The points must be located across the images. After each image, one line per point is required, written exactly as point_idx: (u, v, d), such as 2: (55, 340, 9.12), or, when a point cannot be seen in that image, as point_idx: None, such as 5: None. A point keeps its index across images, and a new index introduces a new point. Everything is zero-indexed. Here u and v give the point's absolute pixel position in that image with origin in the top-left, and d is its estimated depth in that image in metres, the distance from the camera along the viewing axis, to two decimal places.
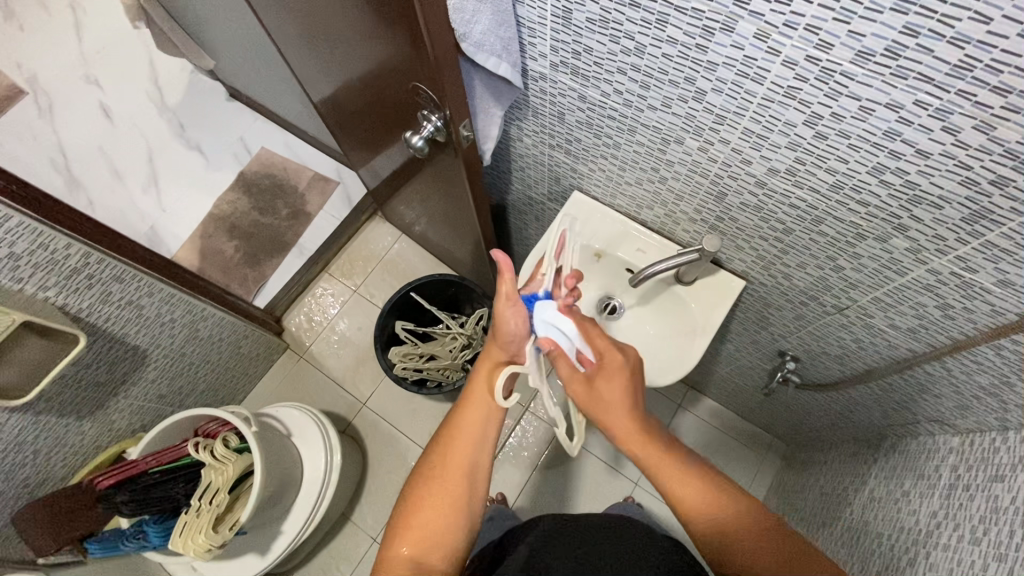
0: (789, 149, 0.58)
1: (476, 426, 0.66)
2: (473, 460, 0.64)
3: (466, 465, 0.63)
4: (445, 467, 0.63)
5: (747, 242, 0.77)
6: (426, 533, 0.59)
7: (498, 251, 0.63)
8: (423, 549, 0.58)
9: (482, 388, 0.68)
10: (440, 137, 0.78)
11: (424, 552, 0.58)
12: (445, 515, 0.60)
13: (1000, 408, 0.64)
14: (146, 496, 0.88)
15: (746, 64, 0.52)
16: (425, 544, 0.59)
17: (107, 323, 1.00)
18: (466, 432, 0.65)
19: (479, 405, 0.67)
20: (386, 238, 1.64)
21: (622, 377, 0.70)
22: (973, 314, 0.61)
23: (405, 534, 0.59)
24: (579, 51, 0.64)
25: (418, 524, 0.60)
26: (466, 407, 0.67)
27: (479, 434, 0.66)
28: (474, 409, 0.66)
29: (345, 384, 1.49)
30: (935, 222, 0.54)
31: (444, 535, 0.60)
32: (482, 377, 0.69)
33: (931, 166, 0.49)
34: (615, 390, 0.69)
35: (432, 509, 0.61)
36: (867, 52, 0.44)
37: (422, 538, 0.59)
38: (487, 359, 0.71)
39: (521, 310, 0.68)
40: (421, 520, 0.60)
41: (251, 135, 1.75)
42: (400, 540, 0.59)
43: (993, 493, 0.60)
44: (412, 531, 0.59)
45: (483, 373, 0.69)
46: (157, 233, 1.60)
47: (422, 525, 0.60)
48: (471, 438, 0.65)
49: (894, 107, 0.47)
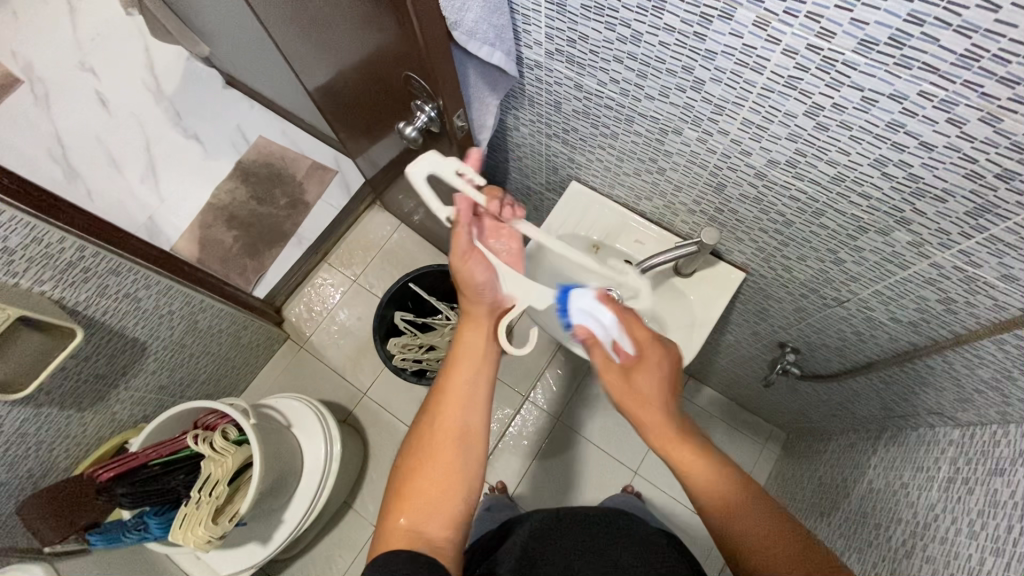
0: (789, 141, 0.56)
1: (464, 387, 0.66)
2: (465, 420, 0.64)
3: (458, 427, 0.63)
4: (437, 432, 0.63)
5: (747, 234, 0.75)
6: (424, 501, 0.58)
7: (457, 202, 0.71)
8: (423, 518, 0.57)
9: (467, 349, 0.69)
10: (434, 127, 0.77)
11: (424, 521, 0.57)
12: (442, 480, 0.59)
13: (1001, 402, 0.63)
14: (145, 488, 0.88)
15: (745, 52, 0.50)
16: (423, 512, 0.57)
17: (105, 316, 1.00)
18: (453, 394, 0.65)
19: (465, 366, 0.67)
20: (385, 227, 1.63)
21: (660, 368, 0.66)
22: (976, 309, 0.59)
23: (403, 504, 0.58)
24: (575, 39, 0.62)
25: (415, 493, 0.58)
26: (450, 370, 0.67)
27: (467, 394, 0.65)
28: (461, 371, 0.67)
29: (345, 373, 1.50)
30: (938, 216, 0.53)
31: (441, 502, 0.58)
32: (466, 339, 0.70)
33: (935, 158, 0.48)
34: (652, 382, 0.66)
35: (427, 476, 0.60)
36: (870, 41, 0.42)
37: (421, 507, 0.57)
38: (470, 319, 0.72)
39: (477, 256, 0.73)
40: (417, 488, 0.59)
41: (249, 123, 1.73)
42: (398, 511, 0.57)
43: (992, 487, 0.60)
44: (409, 500, 0.58)
45: (466, 335, 0.70)
46: (156, 223, 1.59)
47: (419, 493, 0.58)
48: (459, 400, 0.65)
49: (897, 98, 0.45)
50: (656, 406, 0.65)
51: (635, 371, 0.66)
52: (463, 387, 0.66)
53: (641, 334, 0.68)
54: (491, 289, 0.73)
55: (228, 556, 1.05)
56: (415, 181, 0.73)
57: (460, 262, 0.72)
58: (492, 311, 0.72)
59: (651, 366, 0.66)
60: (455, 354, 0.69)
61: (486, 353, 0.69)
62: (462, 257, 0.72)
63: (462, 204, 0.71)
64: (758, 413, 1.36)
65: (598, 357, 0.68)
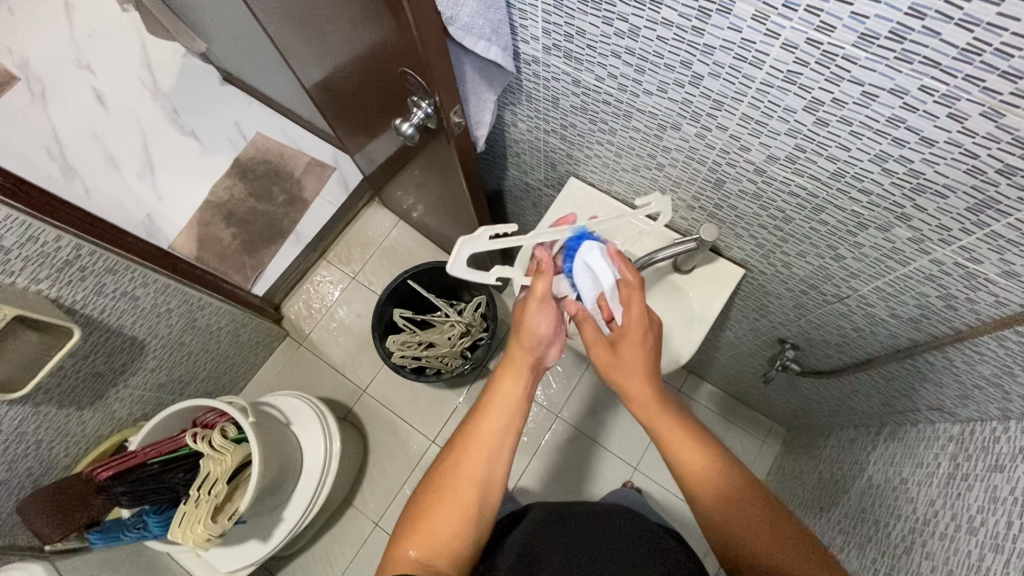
0: (789, 137, 0.56)
1: (494, 435, 0.61)
2: (491, 469, 0.60)
3: (481, 475, 0.59)
4: (458, 473, 0.59)
5: (747, 230, 0.75)
6: (437, 537, 0.56)
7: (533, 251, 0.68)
8: (434, 553, 0.55)
9: (502, 396, 0.63)
10: (431, 124, 0.76)
11: (433, 556, 0.55)
12: (459, 523, 0.57)
13: (1002, 398, 0.63)
14: (145, 486, 0.88)
15: (744, 47, 0.49)
16: (433, 548, 0.55)
17: (102, 315, 1.00)
18: (482, 439, 0.61)
19: (500, 411, 0.62)
20: (384, 223, 1.62)
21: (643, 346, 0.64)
22: (977, 305, 0.59)
23: (416, 536, 0.56)
24: (572, 33, 0.61)
25: (429, 528, 0.57)
26: (483, 415, 0.62)
27: (497, 441, 0.61)
28: (493, 419, 0.62)
29: (345, 370, 1.50)
30: (939, 212, 0.52)
31: (452, 541, 0.56)
32: (508, 386, 0.63)
33: (936, 154, 0.47)
34: (637, 356, 0.64)
35: (443, 515, 0.57)
36: (870, 35, 0.42)
37: (432, 541, 0.56)
38: (510, 366, 0.65)
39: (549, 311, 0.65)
40: (432, 523, 0.57)
41: (246, 120, 1.72)
42: (408, 540, 0.56)
43: (992, 483, 0.59)
44: (422, 534, 0.56)
45: (505, 383, 0.64)
46: (154, 221, 1.59)
47: (431, 529, 0.57)
48: (489, 447, 0.61)
49: (898, 93, 0.45)
50: (643, 382, 0.64)
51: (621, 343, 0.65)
52: (492, 435, 0.61)
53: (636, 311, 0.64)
54: (545, 345, 0.66)
55: (227, 553, 1.04)
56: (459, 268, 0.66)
57: (534, 304, 0.65)
58: (537, 363, 0.66)
59: (638, 340, 0.64)
60: (493, 398, 0.63)
61: (523, 402, 0.63)
62: (537, 300, 0.65)
63: (541, 257, 0.68)
64: (758, 409, 1.36)
65: (587, 329, 0.66)
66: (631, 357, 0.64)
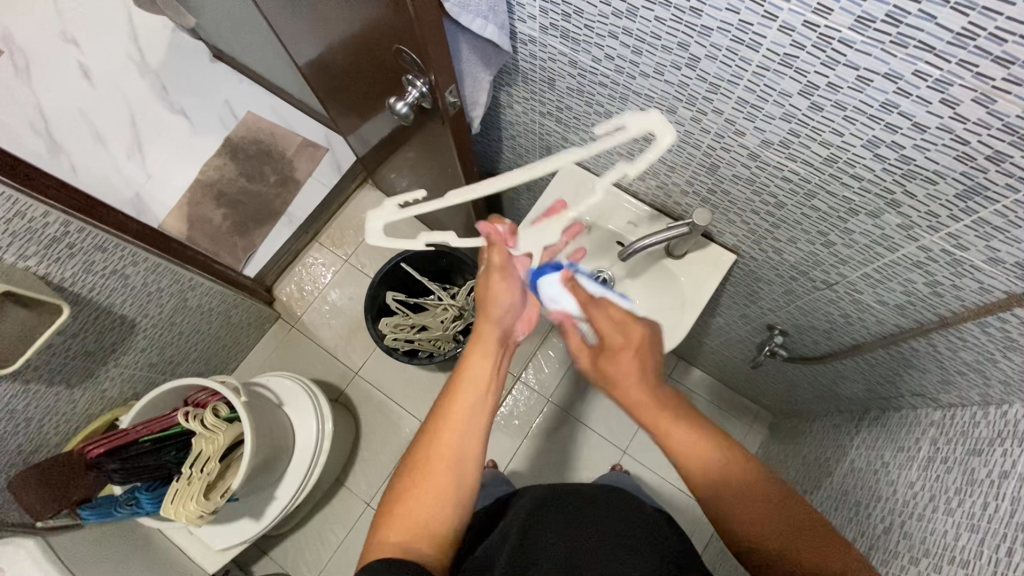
0: (783, 121, 0.56)
1: (462, 413, 0.62)
2: (464, 444, 0.61)
3: (454, 450, 0.60)
4: (432, 453, 0.60)
5: (739, 217, 0.75)
6: (416, 520, 0.57)
7: (480, 221, 0.73)
8: (414, 534, 0.56)
9: (472, 373, 0.65)
10: (425, 103, 0.75)
11: (413, 538, 0.55)
12: (436, 501, 0.58)
13: (982, 383, 0.65)
14: (136, 465, 0.88)
15: (741, 29, 0.49)
16: (413, 531, 0.56)
17: (91, 293, 0.98)
18: (454, 416, 0.62)
19: (469, 386, 0.64)
20: (378, 206, 1.65)
21: (631, 355, 0.66)
22: (961, 292, 0.60)
23: (394, 520, 0.57)
24: (569, 13, 0.61)
25: (407, 511, 0.57)
26: (452, 396, 0.64)
27: (467, 416, 0.62)
28: (464, 396, 0.63)
29: (337, 353, 1.51)
30: (928, 198, 0.53)
31: (429, 521, 0.57)
32: (478, 362, 0.66)
33: (927, 140, 0.48)
34: (625, 367, 0.66)
35: (419, 498, 0.58)
36: (867, 18, 0.42)
37: (409, 523, 0.56)
38: (479, 341, 0.68)
39: (509, 280, 0.71)
40: (409, 504, 0.58)
41: (237, 99, 1.70)
42: (388, 525, 0.57)
43: (970, 466, 0.61)
44: (402, 518, 0.57)
45: (472, 359, 0.66)
46: (143, 199, 1.57)
47: (410, 510, 0.57)
48: (458, 424, 0.62)
49: (892, 78, 0.45)
50: (639, 391, 0.64)
51: (606, 358, 0.68)
52: (463, 413, 0.62)
53: (605, 324, 0.69)
54: (510, 317, 0.70)
55: (219, 531, 1.04)
56: (374, 237, 0.75)
57: (495, 274, 0.71)
58: (503, 338, 0.69)
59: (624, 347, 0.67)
60: (464, 375, 0.65)
61: (491, 379, 0.65)
62: (497, 272, 0.71)
63: (485, 229, 0.73)
64: (746, 395, 1.38)
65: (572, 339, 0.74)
66: (616, 368, 0.66)
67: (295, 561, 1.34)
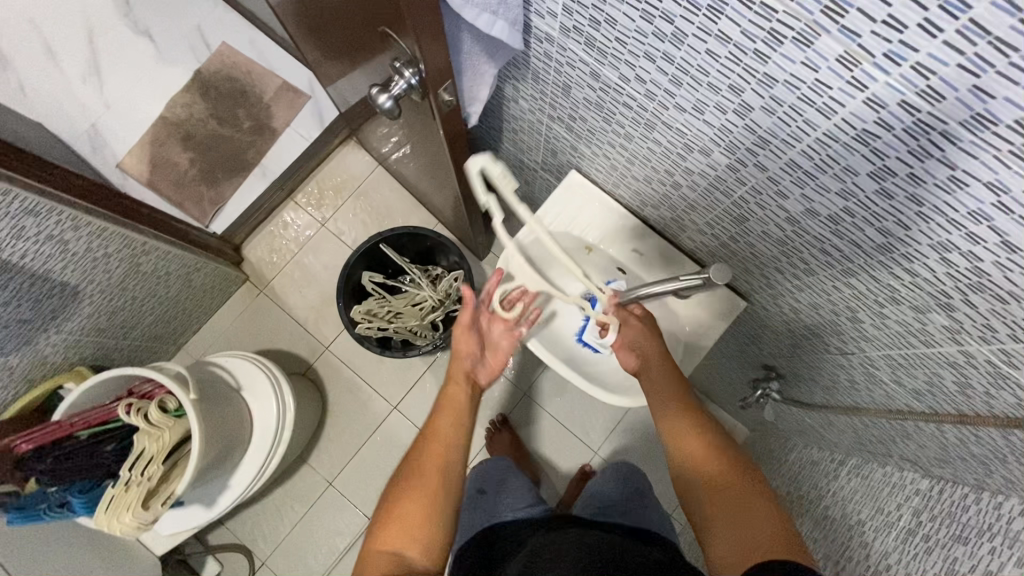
0: (839, 197, 0.47)
1: (446, 434, 0.71)
2: (448, 460, 0.69)
3: (439, 466, 0.68)
4: (420, 467, 0.68)
5: (760, 270, 0.68)
6: (408, 526, 0.63)
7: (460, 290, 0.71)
8: (406, 541, 0.62)
9: (451, 402, 0.74)
10: (414, 96, 0.64)
11: (405, 546, 0.62)
12: (424, 508, 0.64)
13: (983, 471, 0.53)
14: (70, 462, 0.79)
15: (815, 90, 0.39)
16: (403, 537, 0.62)
17: (23, 259, 0.87)
18: (438, 437, 0.71)
19: (448, 412, 0.73)
20: (362, 167, 1.51)
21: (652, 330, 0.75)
22: (992, 401, 0.51)
23: (387, 531, 0.63)
24: (599, 20, 0.49)
25: (395, 521, 0.63)
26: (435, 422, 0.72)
27: (448, 437, 0.71)
28: (444, 420, 0.72)
29: (308, 324, 1.43)
30: (990, 313, 0.44)
31: (420, 525, 0.63)
32: (451, 389, 0.75)
33: (1012, 261, 0.38)
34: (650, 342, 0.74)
35: (408, 509, 0.64)
36: (988, 118, 0.32)
37: (403, 530, 0.63)
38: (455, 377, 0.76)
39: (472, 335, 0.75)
40: (399, 513, 0.64)
41: (210, 26, 1.49)
42: (383, 536, 0.63)
43: (953, 554, 0.53)
44: (395, 527, 0.63)
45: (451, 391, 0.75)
46: (100, 133, 1.40)
47: (402, 519, 0.63)
48: (442, 442, 0.70)
49: (994, 188, 0.35)
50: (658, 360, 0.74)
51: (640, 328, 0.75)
52: (445, 435, 0.71)
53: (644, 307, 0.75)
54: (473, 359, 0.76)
55: (170, 517, 1.00)
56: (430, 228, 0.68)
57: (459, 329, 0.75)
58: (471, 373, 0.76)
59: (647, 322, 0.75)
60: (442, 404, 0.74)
61: (466, 404, 0.74)
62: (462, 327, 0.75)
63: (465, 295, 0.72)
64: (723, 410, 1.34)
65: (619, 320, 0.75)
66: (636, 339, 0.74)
67: (253, 532, 1.33)
